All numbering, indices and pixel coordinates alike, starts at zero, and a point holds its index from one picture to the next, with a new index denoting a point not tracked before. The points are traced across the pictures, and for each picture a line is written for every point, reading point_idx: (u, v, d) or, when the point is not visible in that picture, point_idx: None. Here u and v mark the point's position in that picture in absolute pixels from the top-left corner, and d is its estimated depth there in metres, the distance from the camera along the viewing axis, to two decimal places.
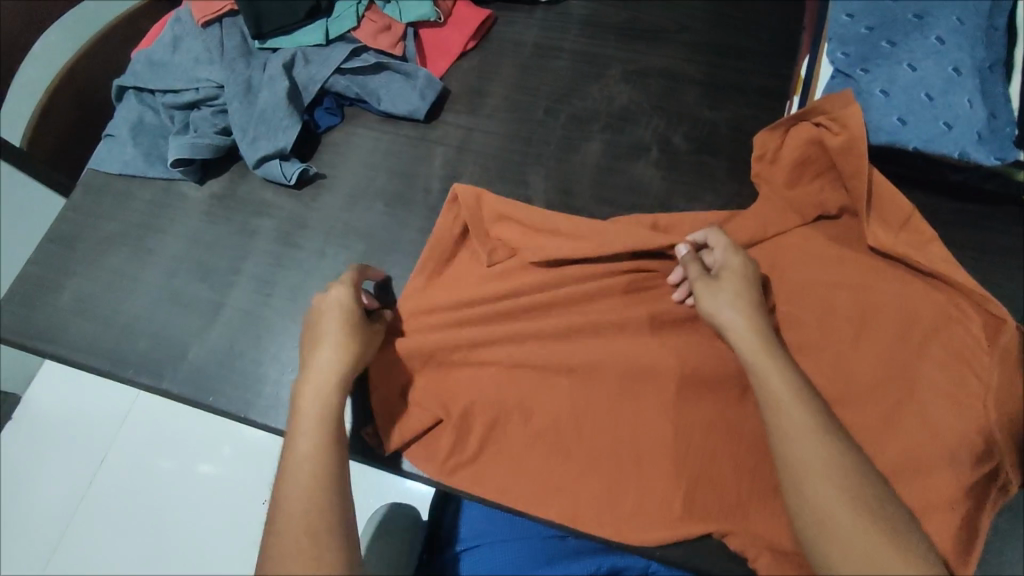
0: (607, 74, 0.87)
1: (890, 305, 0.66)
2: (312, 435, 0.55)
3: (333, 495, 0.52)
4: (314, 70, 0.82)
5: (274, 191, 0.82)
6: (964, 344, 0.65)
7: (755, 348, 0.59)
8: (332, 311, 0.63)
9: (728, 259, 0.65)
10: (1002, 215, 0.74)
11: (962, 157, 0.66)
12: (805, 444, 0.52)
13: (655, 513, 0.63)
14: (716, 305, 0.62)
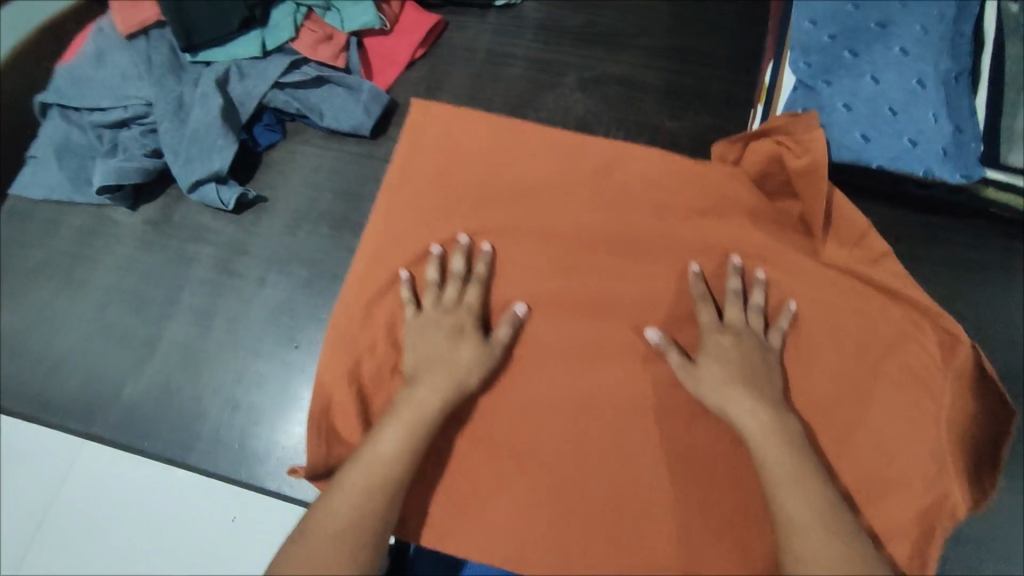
0: (563, 82, 0.82)
1: (842, 325, 0.62)
2: (367, 481, 0.51)
3: (380, 514, 0.50)
4: (250, 86, 0.77)
5: (211, 216, 0.77)
6: (921, 361, 0.61)
7: (764, 428, 0.53)
8: (459, 320, 0.61)
9: (725, 333, 0.59)
10: (967, 229, 0.71)
11: (926, 175, 0.63)
12: (821, 540, 0.47)
13: (598, 557, 0.57)
14: (712, 386, 0.56)
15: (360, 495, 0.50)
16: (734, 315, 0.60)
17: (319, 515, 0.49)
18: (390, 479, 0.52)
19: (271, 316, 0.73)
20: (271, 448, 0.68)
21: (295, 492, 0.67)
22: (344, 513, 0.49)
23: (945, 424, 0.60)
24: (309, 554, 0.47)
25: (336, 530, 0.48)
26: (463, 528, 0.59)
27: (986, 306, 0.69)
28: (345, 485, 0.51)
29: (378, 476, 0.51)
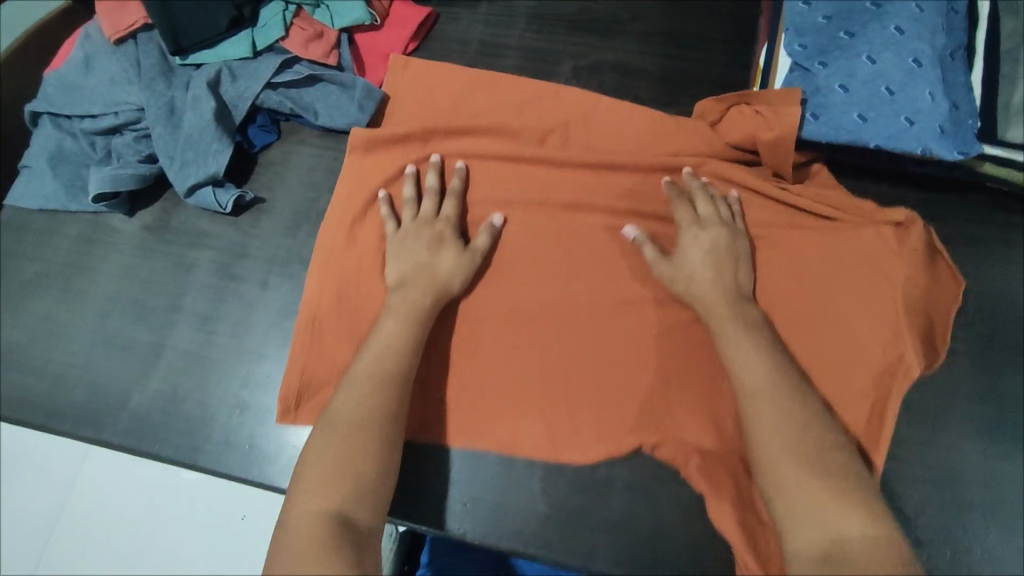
0: (557, 72, 0.82)
1: (804, 221, 0.71)
2: (384, 356, 0.61)
3: (393, 390, 0.59)
4: (242, 87, 0.76)
5: (210, 220, 0.77)
6: (878, 248, 0.69)
7: (729, 311, 0.62)
8: (444, 225, 0.69)
9: (699, 228, 0.67)
10: (962, 204, 0.73)
11: (925, 153, 0.63)
12: (765, 399, 0.56)
13: (590, 433, 0.66)
14: (686, 278, 0.65)
15: (373, 380, 0.59)
16: (705, 209, 0.68)
17: (338, 403, 0.58)
18: (393, 367, 0.60)
19: (276, 317, 0.73)
20: (282, 448, 0.68)
21: None
22: (359, 397, 0.58)
23: (902, 305, 0.67)
24: (338, 428, 0.56)
25: (351, 410, 0.57)
26: (478, 432, 0.67)
27: (982, 279, 0.71)
28: (358, 372, 0.60)
29: (390, 360, 0.61)
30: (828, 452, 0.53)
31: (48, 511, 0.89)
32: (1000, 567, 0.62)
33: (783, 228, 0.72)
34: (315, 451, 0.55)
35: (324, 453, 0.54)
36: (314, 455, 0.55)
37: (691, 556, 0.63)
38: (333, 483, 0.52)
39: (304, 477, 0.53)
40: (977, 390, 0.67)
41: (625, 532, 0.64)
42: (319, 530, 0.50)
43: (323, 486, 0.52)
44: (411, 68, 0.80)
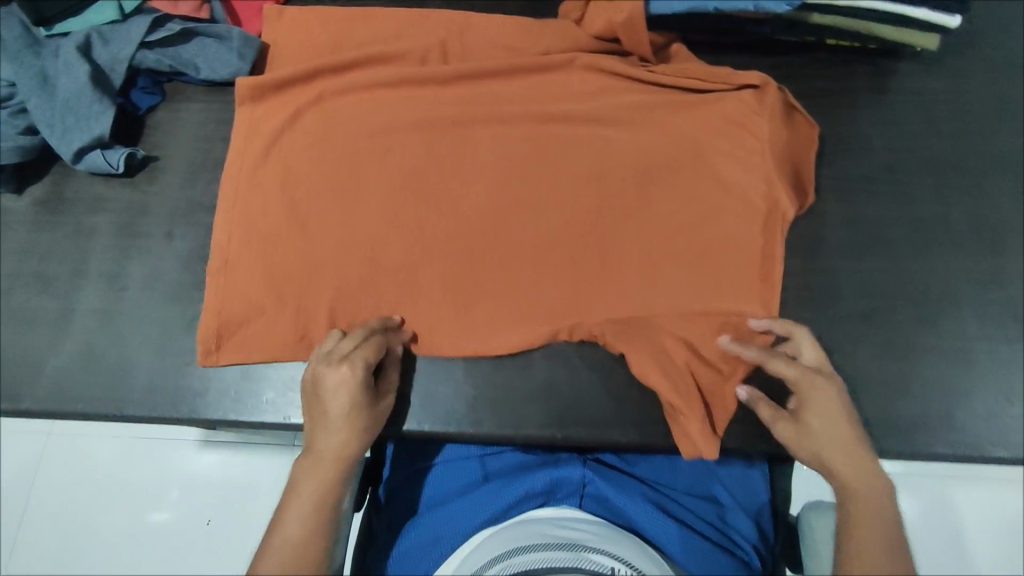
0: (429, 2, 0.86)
1: (667, 101, 0.75)
2: (326, 474, 0.58)
3: (326, 511, 0.57)
4: (115, 50, 0.77)
5: (104, 185, 0.77)
6: (741, 110, 0.73)
7: (835, 440, 0.58)
8: (338, 431, 0.60)
9: (824, 378, 0.60)
10: (811, 62, 0.79)
11: (757, 9, 0.70)
12: (865, 533, 0.54)
13: (505, 322, 0.69)
14: (822, 425, 0.58)
15: (312, 504, 0.57)
16: (813, 357, 0.63)
17: (276, 536, 0.56)
18: (319, 496, 0.58)
19: (184, 265, 0.74)
20: (209, 381, 0.70)
21: (240, 417, 0.69)
22: (296, 527, 0.56)
23: (768, 156, 0.72)
24: (277, 566, 0.54)
25: (289, 556, 0.55)
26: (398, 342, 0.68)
27: (843, 123, 0.76)
28: (295, 501, 0.57)
29: (327, 487, 0.58)
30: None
31: (11, 528, 1.11)
32: (895, 369, 0.67)
33: (651, 102, 0.75)
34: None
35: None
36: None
37: (614, 405, 0.68)
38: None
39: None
40: (852, 218, 0.73)
41: (548, 396, 0.68)
42: None
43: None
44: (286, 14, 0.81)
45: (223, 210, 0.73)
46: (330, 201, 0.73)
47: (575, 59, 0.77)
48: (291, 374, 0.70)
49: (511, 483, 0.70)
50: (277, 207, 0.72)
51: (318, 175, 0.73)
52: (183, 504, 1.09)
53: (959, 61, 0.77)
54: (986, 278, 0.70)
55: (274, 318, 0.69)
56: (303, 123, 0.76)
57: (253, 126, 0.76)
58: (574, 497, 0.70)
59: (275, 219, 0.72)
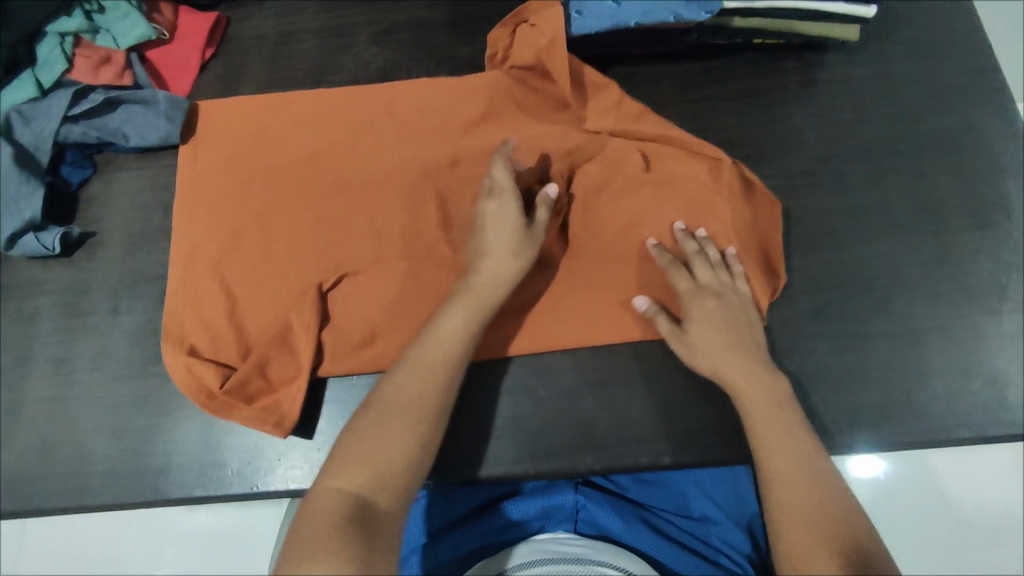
0: (356, 42, 0.86)
1: (620, 168, 0.71)
2: (435, 347, 0.60)
3: (442, 385, 0.58)
4: (38, 128, 0.75)
5: (42, 267, 0.75)
6: (699, 193, 0.70)
7: (738, 377, 0.61)
8: (486, 275, 0.63)
9: (708, 293, 0.65)
10: (739, 62, 0.80)
11: (677, 19, 0.70)
12: (768, 420, 0.58)
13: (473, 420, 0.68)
14: (699, 343, 0.63)
15: (445, 350, 0.60)
16: (707, 277, 0.65)
17: (384, 396, 0.56)
18: (444, 369, 0.59)
19: (133, 339, 0.72)
20: (169, 459, 0.68)
21: (205, 492, 0.67)
22: (410, 391, 0.57)
23: (729, 239, 0.69)
24: (378, 422, 0.54)
25: (414, 386, 0.57)
26: None
27: (777, 120, 0.77)
28: (409, 368, 0.58)
29: (436, 372, 0.58)
30: (832, 510, 0.50)
31: None
32: (857, 360, 0.68)
33: (601, 169, 0.71)
34: (358, 428, 0.54)
35: (373, 426, 0.54)
36: (366, 420, 0.54)
37: (582, 433, 0.67)
38: (371, 463, 0.51)
39: (349, 441, 0.53)
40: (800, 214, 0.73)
41: (516, 431, 0.68)
42: (341, 508, 0.48)
43: (359, 472, 0.51)
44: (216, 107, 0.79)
45: (174, 324, 0.70)
46: (271, 309, 0.69)
47: (523, 96, 0.75)
48: (253, 438, 0.68)
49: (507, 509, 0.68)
50: (217, 316, 0.69)
51: (257, 238, 0.71)
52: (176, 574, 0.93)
53: (881, 48, 0.79)
54: (933, 258, 0.71)
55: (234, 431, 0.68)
56: (242, 176, 0.74)
57: (188, 236, 0.73)
58: (568, 522, 0.68)
59: (221, 336, 0.68)
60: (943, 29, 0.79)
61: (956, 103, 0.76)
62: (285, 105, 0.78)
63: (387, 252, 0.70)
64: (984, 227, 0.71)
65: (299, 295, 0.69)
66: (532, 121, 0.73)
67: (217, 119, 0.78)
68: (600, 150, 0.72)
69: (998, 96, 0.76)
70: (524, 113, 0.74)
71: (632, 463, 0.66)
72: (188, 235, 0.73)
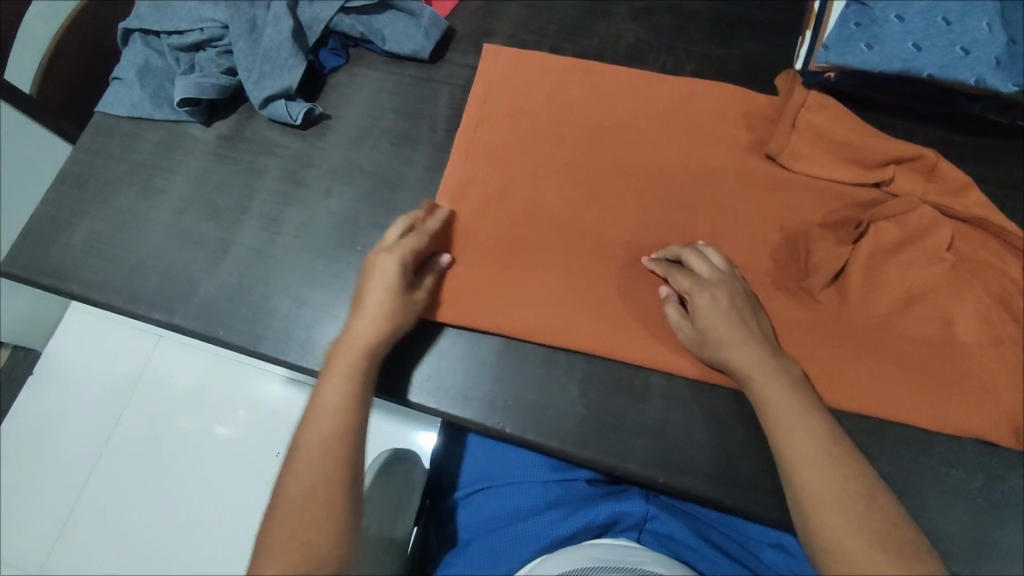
0: (613, 12, 0.86)
1: (925, 240, 0.66)
2: (342, 390, 0.61)
3: (354, 403, 0.60)
4: (319, 10, 0.82)
5: (280, 132, 0.82)
6: (1005, 288, 0.66)
7: (764, 379, 0.59)
8: (365, 321, 0.63)
9: (711, 284, 0.64)
10: (1015, 148, 0.73)
11: (977, 84, 0.64)
12: (796, 435, 0.55)
13: (689, 440, 0.66)
14: (717, 340, 0.61)
15: (337, 398, 0.60)
16: (705, 269, 0.65)
17: (314, 409, 0.60)
18: (345, 395, 0.60)
19: (336, 222, 0.77)
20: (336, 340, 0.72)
21: None
22: (327, 404, 0.60)
23: None
24: (305, 460, 0.57)
25: (330, 405, 0.60)
26: (560, 422, 0.67)
27: None
28: (324, 391, 0.61)
29: (353, 384, 0.61)
30: (846, 504, 0.52)
31: (97, 431, 1.09)
32: None
33: (904, 238, 0.67)
34: (288, 483, 0.56)
35: (293, 495, 0.55)
36: (292, 486, 0.56)
37: (725, 463, 0.65)
38: (312, 505, 0.55)
39: (283, 496, 0.56)
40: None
41: (656, 434, 0.66)
42: (294, 555, 0.53)
43: (292, 537, 0.54)
44: (505, 55, 0.81)
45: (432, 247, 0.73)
46: (532, 262, 0.72)
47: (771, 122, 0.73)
48: (406, 346, 0.71)
49: (573, 515, 0.70)
50: (476, 254, 0.72)
51: (492, 182, 0.75)
52: (250, 429, 1.06)
53: None
54: None
55: (468, 369, 0.70)
56: (487, 115, 0.79)
57: (460, 168, 0.76)
58: (633, 531, 0.71)
59: (478, 278, 0.71)
60: None
61: None
62: (575, 71, 0.80)
63: (645, 240, 0.71)
64: None
65: (562, 260, 0.71)
66: (831, 164, 0.70)
67: (498, 63, 0.81)
68: (900, 213, 0.67)
69: None
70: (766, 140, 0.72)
71: (772, 513, 0.63)
72: (456, 164, 0.77)
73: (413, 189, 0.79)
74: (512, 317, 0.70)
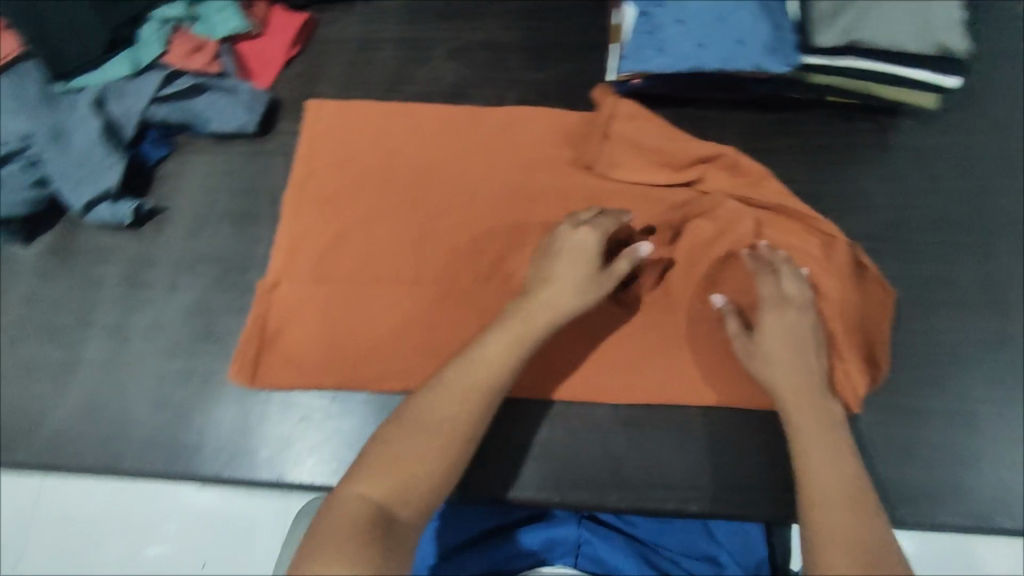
0: (432, 56, 0.88)
1: (736, 231, 0.72)
2: (483, 362, 0.59)
3: (493, 393, 0.58)
4: (129, 104, 0.79)
5: (111, 235, 0.79)
6: (808, 264, 0.70)
7: (807, 418, 0.60)
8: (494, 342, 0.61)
9: (788, 305, 0.66)
10: (812, 117, 0.79)
11: (757, 70, 0.70)
12: (828, 468, 0.56)
13: (569, 457, 0.68)
14: (769, 361, 0.64)
15: (469, 389, 0.58)
16: (791, 288, 0.66)
17: (430, 397, 0.57)
18: (497, 384, 0.58)
19: (187, 317, 0.75)
20: (205, 439, 0.70)
21: (234, 472, 0.69)
22: (462, 393, 0.57)
23: (842, 315, 0.68)
24: (393, 445, 0.53)
25: (449, 402, 0.57)
26: None
27: (845, 179, 0.76)
28: (462, 368, 0.59)
29: (476, 391, 0.58)
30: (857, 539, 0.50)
31: None
32: (904, 433, 0.67)
33: (710, 233, 0.72)
34: (373, 459, 0.52)
35: (381, 473, 0.51)
36: (364, 470, 0.52)
37: (613, 467, 0.67)
38: (394, 478, 0.51)
39: (362, 470, 0.52)
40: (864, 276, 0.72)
41: (540, 455, 0.68)
42: (360, 528, 0.47)
43: (367, 505, 0.49)
44: (327, 113, 0.82)
45: (281, 325, 0.73)
46: (391, 318, 0.72)
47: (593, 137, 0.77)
48: (278, 432, 0.70)
49: (508, 543, 0.69)
50: (337, 320, 0.73)
51: (341, 247, 0.76)
52: None
53: (962, 119, 0.78)
54: (992, 339, 0.69)
55: (347, 438, 0.70)
56: (325, 179, 0.79)
57: (304, 239, 0.76)
58: (568, 557, 0.69)
59: (339, 347, 0.71)
60: None
61: None
62: (403, 120, 0.82)
63: (495, 272, 0.74)
64: None
65: (420, 308, 0.73)
66: (649, 167, 0.75)
67: (325, 115, 0.82)
68: (711, 209, 0.73)
69: None
70: (585, 163, 0.78)
71: (663, 506, 0.65)
72: (296, 236, 0.76)
73: (262, 266, 0.77)
74: (367, 378, 0.70)
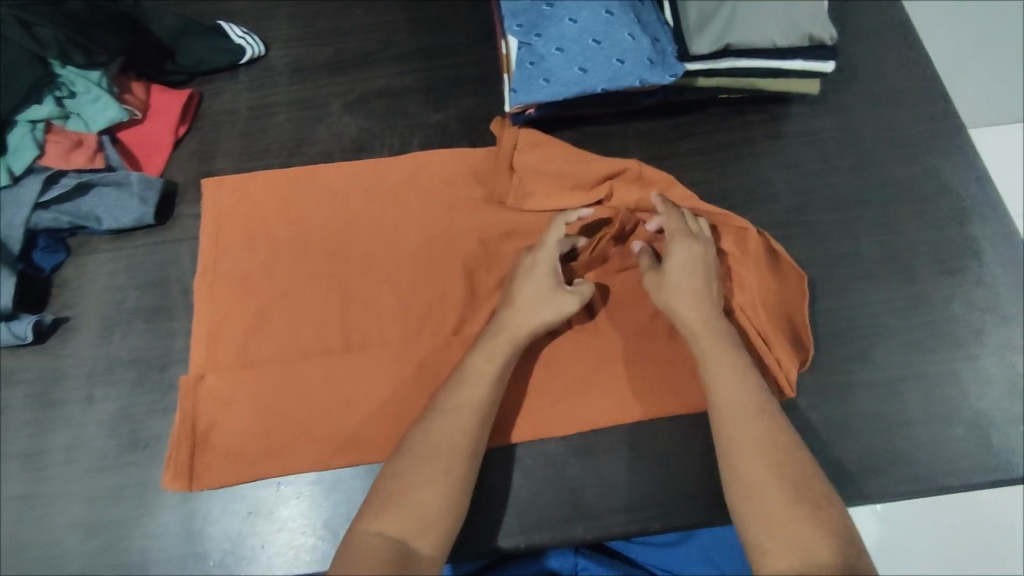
0: (329, 112, 0.86)
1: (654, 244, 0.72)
2: (469, 391, 0.62)
3: (484, 415, 0.62)
4: (10, 216, 0.74)
5: (15, 356, 0.74)
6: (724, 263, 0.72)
7: (713, 348, 0.62)
8: (460, 384, 0.63)
9: (689, 239, 0.67)
10: (707, 116, 0.81)
11: (643, 84, 0.72)
12: (735, 401, 0.59)
13: (530, 499, 0.67)
14: (671, 286, 0.66)
15: (465, 414, 0.61)
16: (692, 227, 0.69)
17: (430, 426, 0.60)
18: (480, 410, 0.61)
19: (109, 429, 0.71)
20: (146, 555, 0.66)
21: None
22: (462, 415, 0.61)
23: (763, 307, 0.70)
24: (404, 472, 0.57)
25: (452, 425, 0.60)
26: None
27: (748, 172, 0.78)
28: (451, 398, 0.62)
29: (473, 411, 0.61)
30: (774, 457, 0.55)
31: None
32: (842, 409, 0.69)
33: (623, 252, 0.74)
34: (378, 492, 0.57)
35: (392, 507, 0.55)
36: (376, 504, 0.56)
37: (574, 500, 0.67)
38: (412, 506, 0.55)
39: (372, 504, 0.56)
40: None
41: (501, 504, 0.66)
42: (382, 554, 0.52)
43: (378, 540, 0.53)
44: (226, 188, 0.80)
45: (208, 424, 0.69)
46: (324, 389, 0.70)
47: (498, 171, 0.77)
48: (228, 531, 0.67)
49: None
50: (267, 401, 0.70)
51: (260, 326, 0.73)
52: None
53: (843, 98, 0.81)
54: (907, 305, 0.72)
55: (300, 523, 0.67)
56: (233, 257, 0.76)
57: (222, 324, 0.73)
58: None
59: (275, 430, 0.69)
60: (900, 79, 0.82)
61: (918, 147, 0.79)
62: (304, 182, 0.80)
63: (423, 322, 0.73)
64: (954, 273, 0.73)
65: (353, 373, 0.71)
66: (558, 192, 0.75)
67: (223, 193, 0.80)
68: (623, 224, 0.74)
69: (960, 142, 0.79)
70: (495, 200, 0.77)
71: (628, 529, 0.65)
72: (212, 323, 0.73)
73: (183, 359, 0.74)
74: (310, 456, 0.68)
